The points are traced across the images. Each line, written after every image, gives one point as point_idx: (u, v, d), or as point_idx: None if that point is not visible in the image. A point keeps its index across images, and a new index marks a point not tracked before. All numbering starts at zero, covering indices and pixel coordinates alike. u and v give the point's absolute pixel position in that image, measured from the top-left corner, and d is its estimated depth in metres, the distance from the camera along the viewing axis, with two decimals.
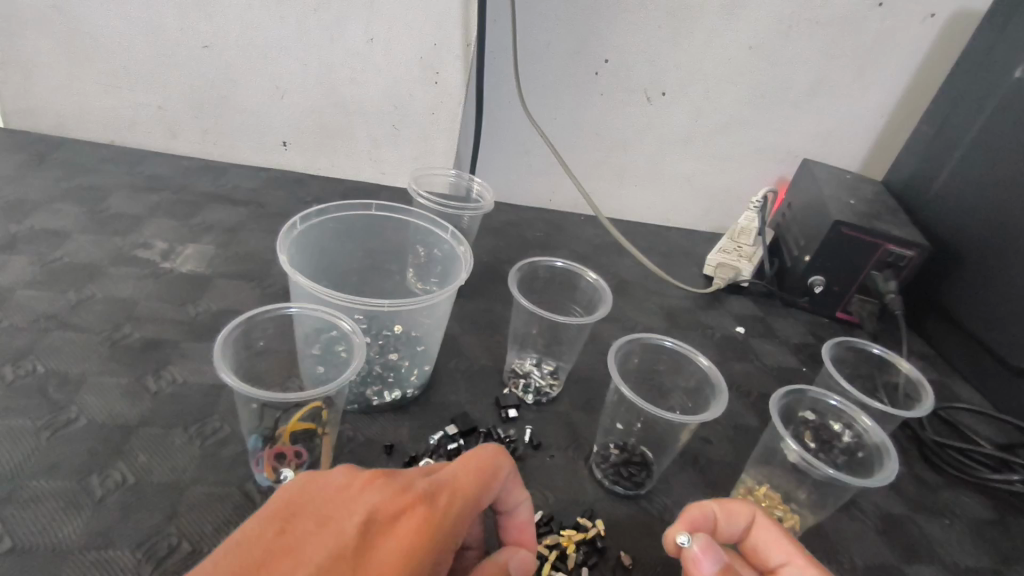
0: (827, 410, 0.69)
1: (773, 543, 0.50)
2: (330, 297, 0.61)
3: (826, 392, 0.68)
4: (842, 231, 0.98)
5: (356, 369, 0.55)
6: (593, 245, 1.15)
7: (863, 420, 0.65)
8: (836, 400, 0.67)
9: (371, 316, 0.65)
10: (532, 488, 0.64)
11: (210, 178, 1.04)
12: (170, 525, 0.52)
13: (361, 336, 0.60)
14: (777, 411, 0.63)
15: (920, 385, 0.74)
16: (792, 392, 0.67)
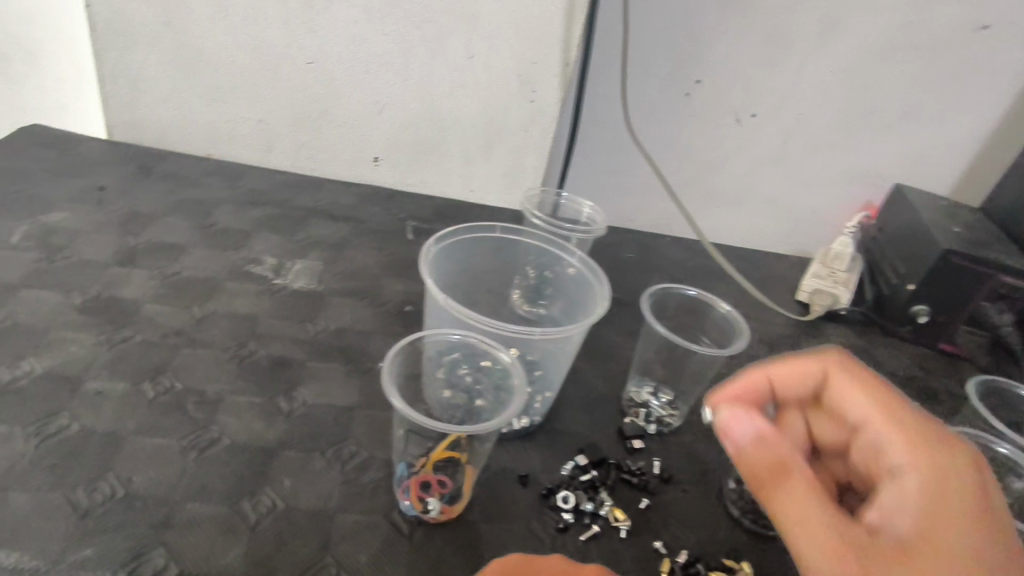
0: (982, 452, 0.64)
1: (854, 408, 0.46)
2: (484, 325, 0.62)
3: (998, 437, 0.63)
4: (951, 259, 0.95)
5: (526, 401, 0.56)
6: (684, 267, 1.13)
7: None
8: (1008, 448, 0.62)
9: (505, 342, 0.64)
10: (671, 525, 0.62)
11: (306, 193, 1.04)
12: (326, 555, 0.51)
13: (520, 366, 0.61)
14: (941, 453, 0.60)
15: None
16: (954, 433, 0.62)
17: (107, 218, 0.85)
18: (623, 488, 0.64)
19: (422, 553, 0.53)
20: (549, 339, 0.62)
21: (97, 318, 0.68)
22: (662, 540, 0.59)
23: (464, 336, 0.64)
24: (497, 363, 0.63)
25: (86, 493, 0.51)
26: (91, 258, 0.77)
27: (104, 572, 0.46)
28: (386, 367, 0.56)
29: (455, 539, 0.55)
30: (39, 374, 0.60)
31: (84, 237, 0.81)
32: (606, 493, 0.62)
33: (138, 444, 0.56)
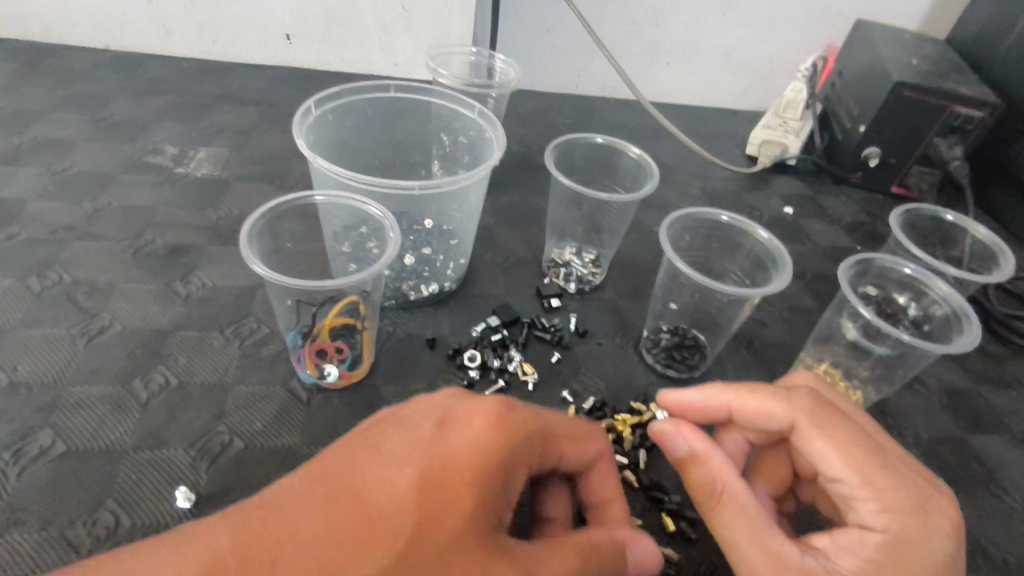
0: (894, 281, 0.64)
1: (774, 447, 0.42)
2: (353, 181, 0.57)
3: (901, 260, 0.62)
4: (902, 93, 0.89)
5: (396, 252, 0.52)
6: (626, 130, 1.07)
7: (936, 287, 0.60)
8: (911, 268, 0.62)
9: (403, 204, 0.61)
10: (582, 375, 0.62)
11: (214, 79, 0.97)
12: (220, 424, 0.51)
13: (392, 220, 0.56)
14: (846, 282, 0.58)
15: (997, 253, 0.67)
16: (859, 263, 0.62)
17: None
18: (536, 345, 0.64)
19: (319, 416, 0.53)
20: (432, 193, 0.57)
21: None
22: (570, 390, 0.60)
23: (327, 196, 0.59)
24: (377, 225, 0.59)
25: None
26: None
27: None
28: (247, 228, 0.52)
29: (354, 402, 0.55)
30: None
31: None
32: (516, 350, 0.62)
33: (23, 335, 0.55)
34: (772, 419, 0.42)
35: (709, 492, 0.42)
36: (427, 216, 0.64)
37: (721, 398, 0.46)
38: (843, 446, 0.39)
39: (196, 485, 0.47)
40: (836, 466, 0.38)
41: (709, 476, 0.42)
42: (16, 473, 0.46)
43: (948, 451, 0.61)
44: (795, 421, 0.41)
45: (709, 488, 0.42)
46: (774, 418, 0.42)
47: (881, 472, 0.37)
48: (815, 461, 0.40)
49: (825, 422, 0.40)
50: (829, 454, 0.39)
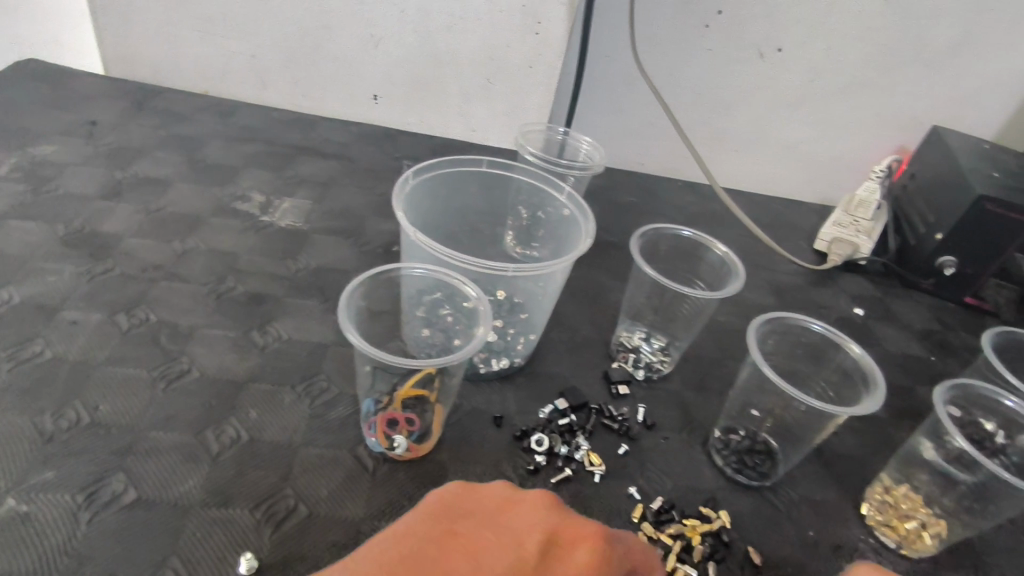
0: (984, 407, 0.61)
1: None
2: (452, 259, 0.58)
3: (1000, 391, 0.59)
4: (984, 207, 0.87)
5: (487, 335, 0.54)
6: (692, 214, 1.07)
7: None
8: (1013, 401, 0.59)
9: (485, 279, 0.61)
10: (649, 471, 0.60)
11: (302, 131, 1.02)
12: (286, 486, 0.50)
13: (486, 303, 0.58)
14: (940, 405, 0.55)
15: None
16: (954, 385, 0.59)
17: (95, 152, 0.84)
18: (602, 433, 0.62)
19: (385, 488, 0.52)
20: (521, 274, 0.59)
21: (77, 250, 0.68)
22: (636, 487, 0.58)
23: (429, 270, 0.60)
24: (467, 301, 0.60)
25: (52, 418, 0.51)
26: (77, 191, 0.76)
27: (64, 494, 0.46)
28: (341, 302, 0.52)
29: (419, 477, 0.54)
30: (16, 302, 0.60)
31: (72, 170, 0.80)
32: (583, 437, 0.60)
33: (107, 373, 0.56)
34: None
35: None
36: (501, 288, 0.63)
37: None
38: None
39: (260, 552, 0.46)
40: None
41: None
42: (87, 518, 0.45)
43: None
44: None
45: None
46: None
47: None
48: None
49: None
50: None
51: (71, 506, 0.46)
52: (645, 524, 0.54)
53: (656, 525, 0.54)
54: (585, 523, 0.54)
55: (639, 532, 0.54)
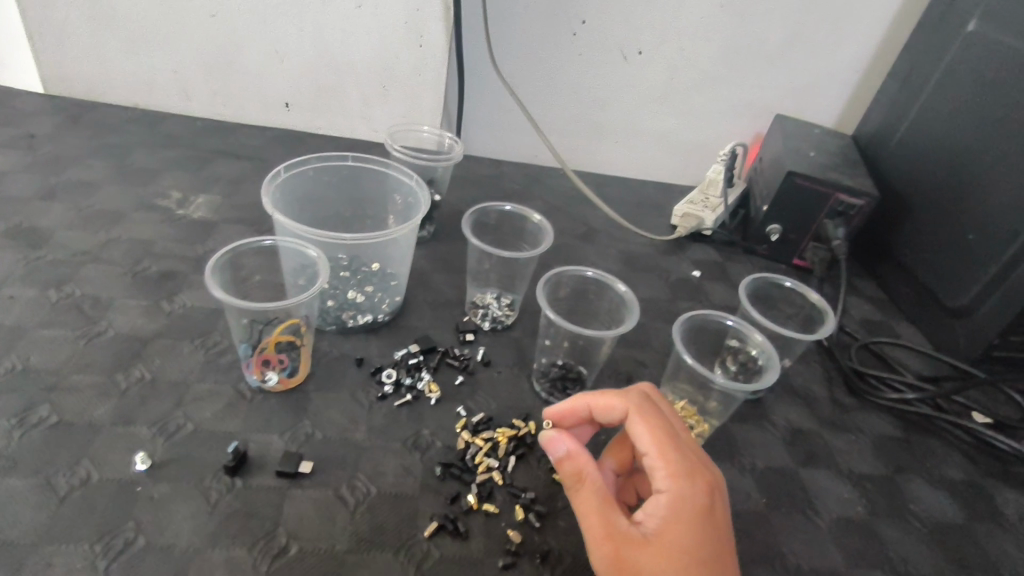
0: (724, 331, 0.77)
1: (635, 431, 0.56)
2: (299, 231, 0.70)
3: (723, 313, 0.75)
4: (794, 180, 1.05)
5: (321, 284, 0.67)
6: (569, 197, 1.24)
7: (753, 336, 0.73)
8: (732, 319, 0.75)
9: (337, 248, 0.75)
10: (478, 395, 0.76)
11: (221, 137, 1.16)
12: (178, 410, 0.66)
13: (323, 260, 0.70)
14: (678, 333, 0.71)
15: (822, 314, 0.79)
16: (691, 317, 0.74)
17: (33, 161, 0.98)
18: (446, 369, 0.78)
19: (258, 411, 0.68)
20: (361, 243, 0.73)
21: (15, 241, 0.82)
22: (464, 406, 0.74)
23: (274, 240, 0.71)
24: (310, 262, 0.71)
25: None
26: (16, 194, 0.90)
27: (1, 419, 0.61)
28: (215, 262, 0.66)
29: (287, 402, 0.69)
30: None
31: (12, 177, 0.94)
32: (426, 372, 0.76)
33: (38, 334, 0.70)
34: (659, 429, 0.55)
35: (641, 411, 0.56)
36: (377, 261, 0.81)
37: (583, 402, 0.60)
38: (689, 482, 0.52)
39: (152, 453, 0.61)
40: (700, 500, 0.52)
41: (575, 468, 0.54)
42: (18, 435, 0.60)
43: (779, 478, 0.74)
44: (663, 480, 0.52)
45: (574, 475, 0.54)
46: (659, 422, 0.56)
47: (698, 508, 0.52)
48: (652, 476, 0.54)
49: (684, 473, 0.53)
50: (704, 479, 0.53)
51: (6, 426, 0.61)
52: (464, 432, 0.70)
53: (473, 433, 0.70)
54: (417, 433, 0.69)
55: (458, 438, 0.70)
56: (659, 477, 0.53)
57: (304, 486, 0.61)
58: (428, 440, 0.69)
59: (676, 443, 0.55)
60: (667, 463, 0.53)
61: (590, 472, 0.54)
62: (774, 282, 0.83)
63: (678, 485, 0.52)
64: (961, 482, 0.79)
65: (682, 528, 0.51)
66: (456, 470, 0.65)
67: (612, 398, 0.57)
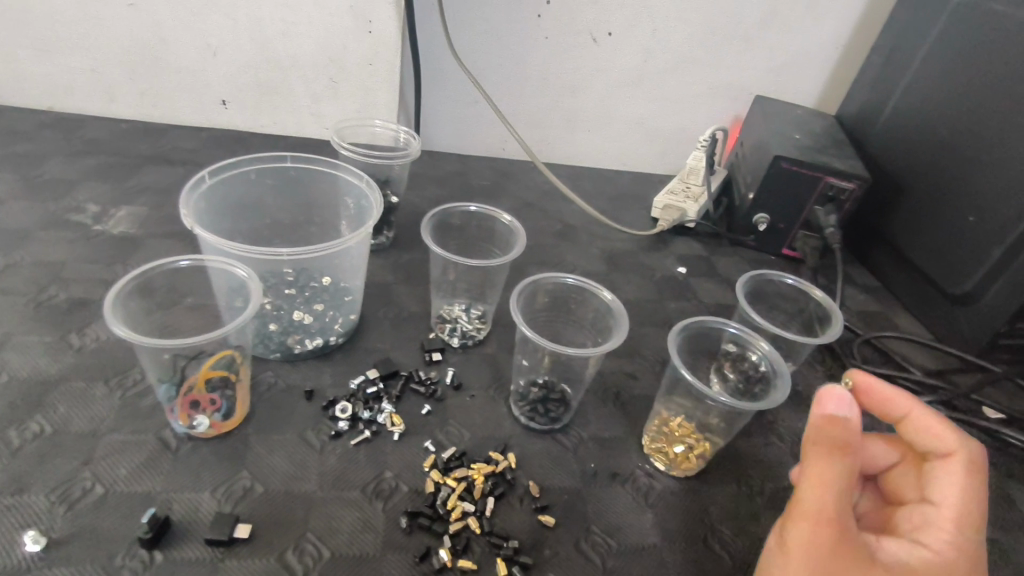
0: (723, 338, 0.69)
1: (943, 475, 0.46)
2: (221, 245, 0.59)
3: (724, 320, 0.67)
4: (782, 165, 0.97)
5: (250, 316, 0.55)
6: (541, 192, 1.15)
7: (758, 345, 0.66)
8: (735, 327, 0.67)
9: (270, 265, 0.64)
10: (449, 425, 0.66)
11: (149, 140, 1.04)
12: (85, 470, 0.55)
13: (255, 282, 0.59)
14: (675, 346, 0.62)
15: (829, 315, 0.71)
16: (688, 327, 0.66)
17: None
18: (410, 397, 0.68)
19: (184, 464, 0.57)
20: (300, 259, 0.62)
21: None
22: (433, 440, 0.64)
23: (192, 260, 0.61)
24: (239, 283, 0.60)
25: None
26: None
27: None
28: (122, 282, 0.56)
29: (221, 451, 0.58)
30: None
31: None
32: (388, 402, 0.66)
33: None
34: (974, 496, 0.44)
35: (838, 448, 0.42)
36: (327, 275, 0.72)
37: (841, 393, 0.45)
38: (862, 572, 0.39)
39: (49, 528, 0.50)
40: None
41: (841, 438, 0.43)
42: None
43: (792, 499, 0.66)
44: (813, 512, 0.41)
45: (835, 444, 0.43)
46: (848, 475, 0.42)
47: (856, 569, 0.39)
48: (924, 530, 0.44)
49: (841, 517, 0.40)
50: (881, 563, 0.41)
51: None
52: (433, 471, 0.60)
53: (445, 472, 0.61)
54: (378, 476, 0.59)
55: (427, 479, 0.60)
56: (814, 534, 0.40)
57: (241, 555, 0.51)
58: (392, 484, 0.59)
59: (852, 476, 0.42)
60: (958, 532, 0.43)
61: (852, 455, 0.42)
62: (774, 279, 0.75)
63: (839, 551, 0.39)
64: None
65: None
66: (425, 521, 0.56)
67: (822, 419, 0.43)
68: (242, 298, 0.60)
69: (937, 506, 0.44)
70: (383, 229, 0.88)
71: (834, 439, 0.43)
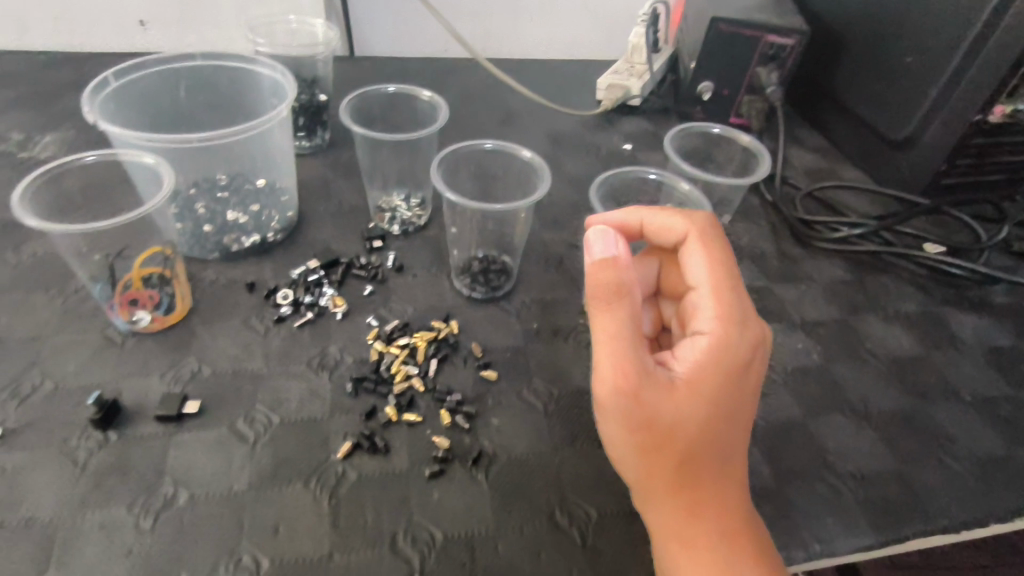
0: (648, 188, 0.69)
1: (692, 258, 0.50)
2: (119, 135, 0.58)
3: (644, 168, 0.67)
4: (719, 27, 0.96)
5: (162, 200, 0.56)
6: (485, 85, 1.12)
7: (678, 185, 0.66)
8: (655, 172, 0.67)
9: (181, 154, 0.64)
10: (392, 303, 0.67)
11: (71, 69, 1.00)
12: (33, 370, 0.56)
13: (165, 168, 0.58)
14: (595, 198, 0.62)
15: (755, 157, 0.71)
16: (610, 179, 0.66)
17: None
18: (353, 281, 0.69)
19: (129, 356, 0.58)
20: (210, 145, 0.62)
21: None
22: (376, 317, 0.65)
23: (100, 155, 0.60)
24: (149, 172, 0.60)
25: None
26: None
27: None
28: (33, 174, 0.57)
29: (165, 342, 0.60)
30: None
31: None
32: (329, 287, 0.67)
33: None
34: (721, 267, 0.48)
35: (613, 289, 0.44)
36: (260, 174, 0.72)
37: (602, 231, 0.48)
38: (673, 393, 0.43)
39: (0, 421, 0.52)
40: (689, 408, 0.43)
41: (613, 281, 0.44)
42: None
43: None
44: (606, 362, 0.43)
45: (607, 293, 0.44)
46: (627, 310, 0.44)
47: (652, 393, 0.43)
48: (697, 315, 0.47)
49: (630, 355, 0.43)
50: (680, 371, 0.44)
51: None
52: (376, 342, 0.62)
53: (388, 342, 0.63)
54: (323, 351, 0.61)
55: (371, 350, 0.62)
56: (616, 382, 0.42)
57: (191, 428, 0.53)
58: (336, 357, 0.61)
59: (627, 312, 0.44)
60: (718, 304, 0.46)
61: (630, 297, 0.44)
62: (700, 129, 0.74)
63: (643, 389, 0.42)
64: (917, 314, 0.75)
65: (655, 445, 0.44)
66: (370, 384, 0.58)
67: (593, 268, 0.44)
68: (155, 186, 0.61)
69: (697, 289, 0.48)
70: (318, 129, 0.87)
71: (607, 286, 0.44)
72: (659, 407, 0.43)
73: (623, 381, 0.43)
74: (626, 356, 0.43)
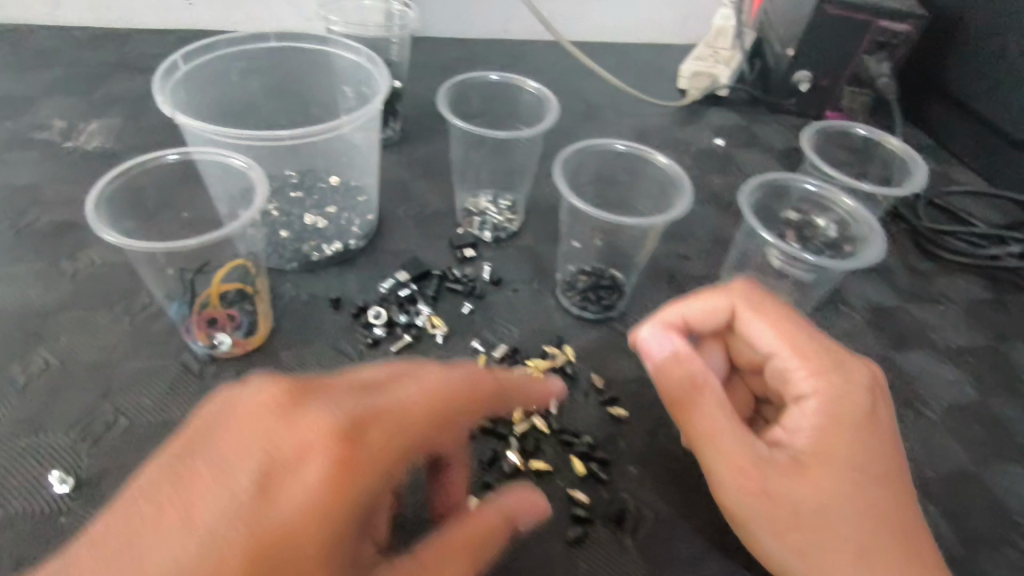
0: (795, 198, 0.62)
1: (752, 327, 0.44)
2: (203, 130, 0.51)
3: (802, 175, 0.60)
4: (826, 11, 0.86)
5: (260, 207, 0.48)
6: (556, 71, 1.03)
7: (839, 200, 0.58)
8: (815, 182, 0.60)
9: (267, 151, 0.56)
10: (495, 323, 0.60)
11: (111, 47, 0.91)
12: (105, 404, 0.49)
13: (258, 170, 0.50)
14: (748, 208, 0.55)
15: (908, 166, 0.64)
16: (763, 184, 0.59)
17: None
18: (448, 297, 0.62)
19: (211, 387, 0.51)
20: (303, 140, 0.53)
21: None
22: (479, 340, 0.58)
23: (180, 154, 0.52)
24: (238, 176, 0.52)
25: None
26: None
27: None
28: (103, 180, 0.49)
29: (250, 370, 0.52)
30: None
31: None
32: (424, 304, 0.60)
33: None
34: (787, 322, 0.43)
35: (687, 384, 0.43)
36: (335, 171, 0.64)
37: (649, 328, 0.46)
38: (800, 475, 0.39)
39: (75, 467, 0.45)
40: (827, 488, 0.38)
41: (685, 375, 0.43)
42: None
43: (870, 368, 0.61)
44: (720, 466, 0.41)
45: (684, 393, 0.43)
46: (709, 399, 0.42)
47: (778, 483, 0.39)
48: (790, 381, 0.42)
49: (737, 456, 0.40)
50: (797, 446, 0.40)
51: None
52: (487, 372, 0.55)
53: None
54: None
55: None
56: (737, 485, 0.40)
57: None
58: None
59: (716, 408, 0.42)
60: (806, 360, 0.41)
61: (710, 393, 0.42)
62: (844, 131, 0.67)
63: (763, 483, 0.39)
64: None
65: (809, 537, 0.39)
66: (488, 423, 0.51)
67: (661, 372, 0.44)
68: (245, 192, 0.52)
69: (774, 356, 0.43)
70: (390, 120, 0.78)
71: (683, 388, 0.43)
72: (800, 498, 0.39)
73: (743, 480, 0.40)
74: (734, 462, 0.40)
